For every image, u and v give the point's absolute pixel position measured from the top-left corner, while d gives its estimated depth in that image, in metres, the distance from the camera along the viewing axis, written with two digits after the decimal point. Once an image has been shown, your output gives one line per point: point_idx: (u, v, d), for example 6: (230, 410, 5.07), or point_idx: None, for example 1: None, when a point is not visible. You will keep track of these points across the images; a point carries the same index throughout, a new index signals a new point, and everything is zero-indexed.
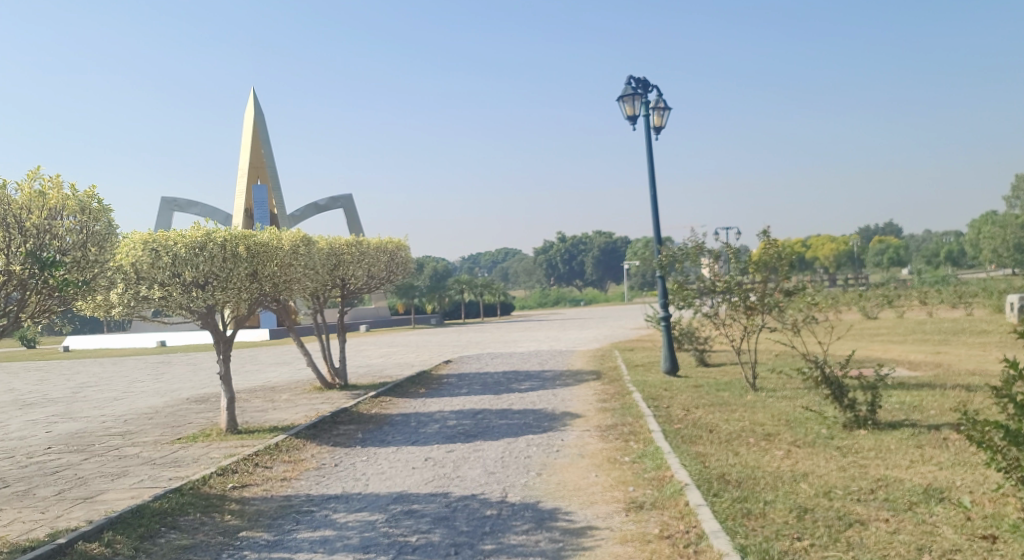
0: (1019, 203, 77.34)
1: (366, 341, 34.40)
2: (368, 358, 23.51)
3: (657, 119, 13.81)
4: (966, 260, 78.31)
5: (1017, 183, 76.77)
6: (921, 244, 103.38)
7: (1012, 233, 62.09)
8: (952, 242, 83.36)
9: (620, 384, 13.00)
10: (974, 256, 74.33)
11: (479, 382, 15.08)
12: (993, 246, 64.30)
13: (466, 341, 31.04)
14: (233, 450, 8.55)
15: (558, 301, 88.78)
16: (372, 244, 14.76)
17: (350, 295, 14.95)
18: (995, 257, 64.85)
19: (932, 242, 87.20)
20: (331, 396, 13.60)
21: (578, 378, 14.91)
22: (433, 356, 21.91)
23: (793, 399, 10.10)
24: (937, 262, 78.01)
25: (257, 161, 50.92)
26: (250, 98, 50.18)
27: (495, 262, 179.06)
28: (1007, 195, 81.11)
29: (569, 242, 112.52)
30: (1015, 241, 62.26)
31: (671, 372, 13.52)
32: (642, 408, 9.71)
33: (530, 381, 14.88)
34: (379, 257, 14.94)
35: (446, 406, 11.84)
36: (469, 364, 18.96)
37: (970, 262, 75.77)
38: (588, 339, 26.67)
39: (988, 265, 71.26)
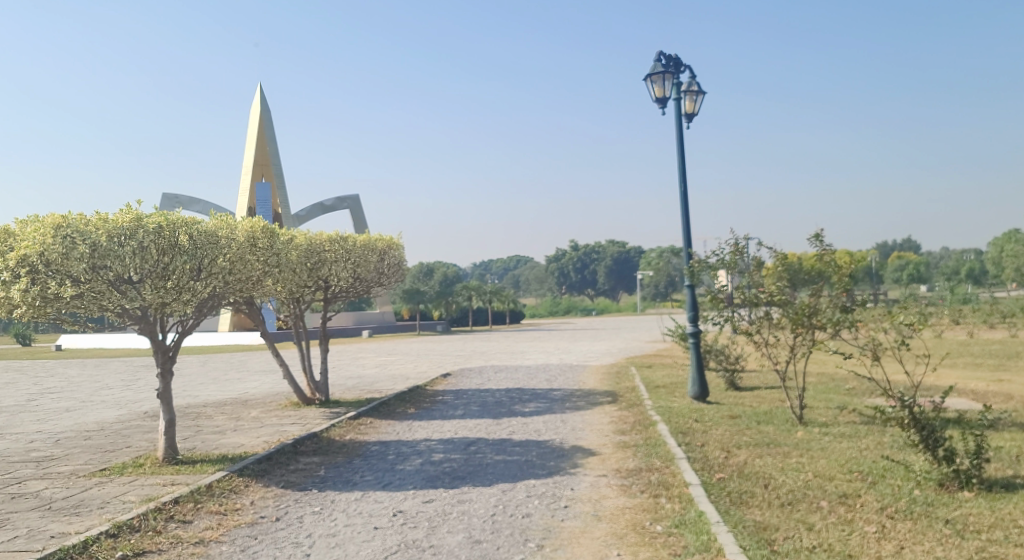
0: None
1: (367, 348, 32.63)
2: (362, 368, 21.73)
3: (688, 104, 12.03)
4: (987, 279, 75.88)
5: None
6: (939, 262, 100.77)
7: None
8: (972, 260, 80.91)
9: (640, 410, 11.15)
10: (994, 275, 71.94)
11: (477, 402, 13.24)
12: (1015, 264, 61.87)
13: (470, 351, 29.16)
14: (154, 492, 6.75)
15: (568, 311, 86.83)
16: (359, 241, 12.98)
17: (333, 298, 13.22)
18: (1018, 277, 62.44)
19: (951, 260, 84.83)
20: (306, 415, 11.79)
21: (590, 399, 13.05)
22: (432, 368, 20.08)
23: (857, 442, 8.21)
24: (957, 279, 75.57)
25: (262, 158, 49.40)
26: (258, 94, 48.90)
27: (506, 269, 177.28)
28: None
29: (582, 250, 110.68)
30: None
31: (700, 398, 11.65)
32: (673, 449, 7.84)
33: (536, 402, 13.04)
34: (367, 257, 13.15)
35: (434, 434, 10.02)
36: (470, 378, 17.09)
37: (990, 281, 73.41)
38: (600, 354, 24.77)
39: (1010, 286, 68.91)
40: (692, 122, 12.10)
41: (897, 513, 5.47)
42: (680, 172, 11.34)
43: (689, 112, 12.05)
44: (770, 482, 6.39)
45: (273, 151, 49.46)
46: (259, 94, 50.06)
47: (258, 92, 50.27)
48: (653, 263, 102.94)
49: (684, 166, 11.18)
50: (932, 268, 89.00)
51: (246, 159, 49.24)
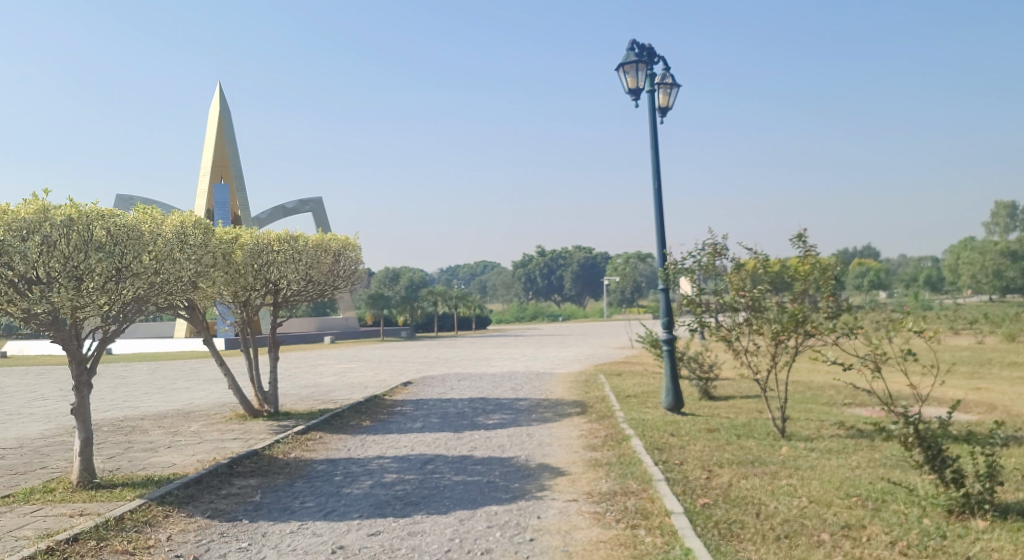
0: (998, 229, 75.91)
1: (327, 355, 31.55)
2: (320, 376, 20.77)
3: (662, 98, 11.37)
4: (945, 285, 76.74)
5: (996, 210, 75.37)
6: (899, 269, 101.85)
7: (991, 259, 60.32)
8: (931, 268, 81.81)
9: (612, 422, 10.41)
10: (952, 282, 72.72)
11: (438, 413, 12.40)
12: (971, 272, 62.40)
13: (434, 358, 28.24)
14: (56, 525, 5.83)
15: (534, 316, 86.15)
16: (310, 241, 12.06)
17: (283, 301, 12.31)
18: (976, 284, 63.05)
19: (910, 268, 85.72)
20: (250, 430, 10.86)
21: (558, 410, 12.27)
22: (392, 376, 19.15)
23: (847, 461, 7.54)
24: (916, 285, 76.24)
25: (221, 158, 47.99)
26: (217, 93, 47.56)
27: (473, 274, 176.28)
28: (987, 221, 79.76)
29: (549, 256, 110.23)
30: (995, 268, 60.41)
31: (674, 408, 10.94)
32: (650, 469, 7.11)
33: (501, 413, 12.25)
34: (319, 257, 12.23)
35: (389, 450, 9.19)
36: (431, 387, 16.22)
37: (948, 288, 74.21)
38: (568, 361, 24.03)
39: (967, 293, 69.64)
40: (666, 116, 11.44)
41: (910, 549, 4.78)
42: (653, 168, 10.70)
43: (662, 106, 11.40)
44: (761, 510, 5.69)
45: (232, 151, 48.09)
46: (218, 92, 48.67)
47: (218, 91, 48.89)
48: (619, 269, 102.76)
49: (658, 162, 10.53)
50: (892, 275, 89.86)
51: (204, 159, 47.77)
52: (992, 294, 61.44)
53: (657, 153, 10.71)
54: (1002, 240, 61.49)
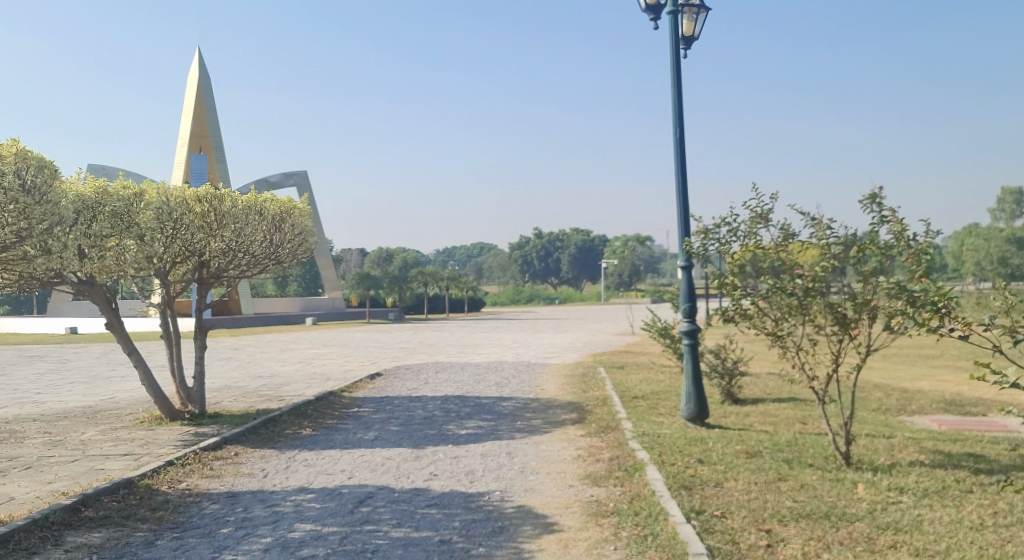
0: (1004, 216, 73.41)
1: (303, 338, 29.19)
2: (283, 364, 18.39)
3: (686, 25, 8.92)
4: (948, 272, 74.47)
5: (1002, 196, 72.85)
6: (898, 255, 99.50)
7: (997, 246, 57.91)
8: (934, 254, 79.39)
9: (619, 436, 8.09)
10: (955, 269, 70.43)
11: (400, 418, 9.99)
12: (976, 259, 60.00)
13: (417, 343, 25.89)
14: None
15: (529, 299, 83.92)
16: (237, 202, 9.55)
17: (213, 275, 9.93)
18: (981, 272, 60.77)
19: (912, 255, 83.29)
20: (154, 440, 8.47)
21: (549, 417, 9.88)
22: (362, 367, 16.77)
23: (965, 517, 5.17)
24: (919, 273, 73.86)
25: (200, 128, 45.51)
26: (196, 58, 45.03)
27: (469, 256, 173.83)
28: (992, 207, 77.37)
29: (546, 237, 107.82)
30: (1000, 254, 58.05)
31: (696, 418, 8.56)
32: (683, 530, 4.74)
33: (477, 420, 9.86)
34: (251, 223, 9.72)
35: (319, 478, 6.79)
36: (401, 381, 13.83)
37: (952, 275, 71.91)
38: (562, 350, 21.64)
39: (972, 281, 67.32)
40: (689, 48, 9.01)
41: None
42: (675, 109, 8.47)
43: (686, 36, 8.96)
44: None
45: (212, 121, 45.60)
46: (197, 58, 46.13)
47: (197, 56, 46.37)
48: (617, 252, 100.41)
49: (681, 101, 8.25)
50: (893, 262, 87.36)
51: (181, 129, 45.29)
52: (996, 283, 59.08)
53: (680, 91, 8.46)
54: (1007, 227, 59.12)
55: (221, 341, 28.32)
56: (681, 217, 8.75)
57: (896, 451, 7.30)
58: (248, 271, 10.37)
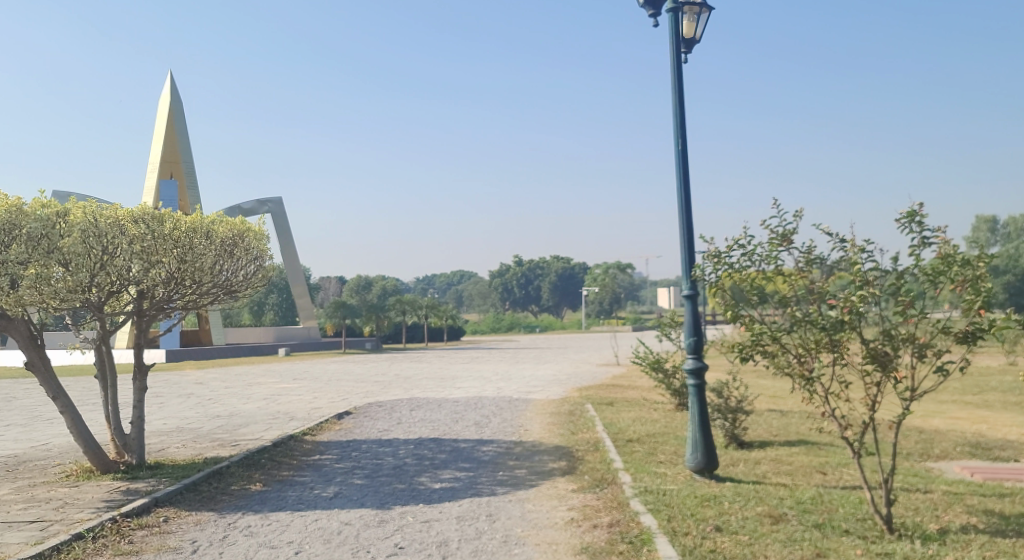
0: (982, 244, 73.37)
1: (273, 370, 27.90)
2: (246, 400, 17.10)
3: (685, 26, 7.96)
4: None
5: (980, 224, 72.92)
6: None
7: None
8: None
9: (618, 491, 6.99)
10: None
11: (366, 469, 8.80)
12: None
13: (392, 375, 24.65)
14: None
15: (510, 327, 82.74)
16: (179, 224, 8.44)
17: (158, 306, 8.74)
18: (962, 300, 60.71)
19: None
20: (75, 501, 7.25)
21: (535, 466, 8.73)
22: (330, 405, 15.55)
23: None
24: None
25: (171, 153, 44.33)
26: (168, 81, 44.01)
27: (449, 284, 172.63)
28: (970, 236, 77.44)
29: (526, 265, 106.96)
30: None
31: (704, 469, 7.47)
32: None
33: (454, 470, 8.69)
34: (196, 247, 8.59)
35: (259, 553, 5.61)
36: (371, 421, 12.65)
37: None
38: (545, 382, 20.53)
39: None
40: (690, 53, 8.08)
41: None
42: (676, 124, 7.80)
43: (686, 37, 8.04)
44: None
45: (183, 146, 44.43)
46: (169, 81, 45.05)
47: (169, 79, 45.30)
48: (598, 279, 99.66)
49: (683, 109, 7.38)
50: None
51: (152, 154, 44.08)
52: None
53: (682, 103, 7.75)
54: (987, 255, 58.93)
55: (187, 374, 26.97)
56: (686, 237, 7.70)
57: (942, 512, 6.25)
58: (197, 300, 9.20)
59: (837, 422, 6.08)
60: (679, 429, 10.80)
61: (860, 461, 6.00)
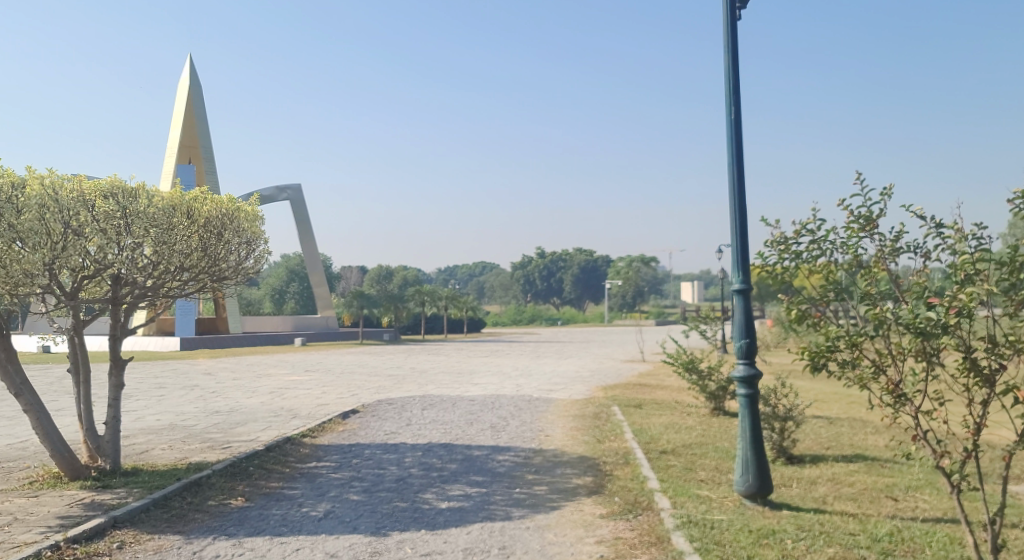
0: None
1: (286, 361, 27.11)
2: (251, 394, 16.20)
3: None
4: None
5: None
6: None
7: None
8: None
9: (657, 520, 5.92)
10: None
11: (365, 481, 7.79)
12: None
13: (408, 369, 23.71)
14: None
15: (531, 320, 81.82)
16: (154, 197, 7.43)
17: (143, 294, 7.76)
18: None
19: None
20: (27, 517, 6.26)
21: (557, 481, 7.68)
22: (337, 401, 14.58)
23: None
24: None
25: (190, 138, 43.69)
26: (188, 65, 43.37)
27: (470, 275, 171.98)
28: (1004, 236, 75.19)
29: (548, 258, 105.94)
30: None
31: (758, 492, 6.37)
32: None
33: (464, 484, 7.65)
34: (176, 223, 7.57)
35: None
36: (379, 421, 11.66)
37: None
38: (566, 379, 19.50)
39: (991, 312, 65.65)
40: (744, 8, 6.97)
41: None
42: (728, 92, 6.75)
43: None
44: None
45: (202, 131, 43.78)
46: (188, 65, 44.38)
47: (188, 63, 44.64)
48: (621, 273, 98.45)
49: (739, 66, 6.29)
50: None
51: (170, 139, 43.47)
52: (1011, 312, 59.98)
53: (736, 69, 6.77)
54: None
55: (197, 363, 26.22)
56: (737, 214, 6.61)
57: None
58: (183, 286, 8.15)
59: (930, 447, 4.95)
60: (718, 439, 9.70)
61: (959, 496, 4.88)
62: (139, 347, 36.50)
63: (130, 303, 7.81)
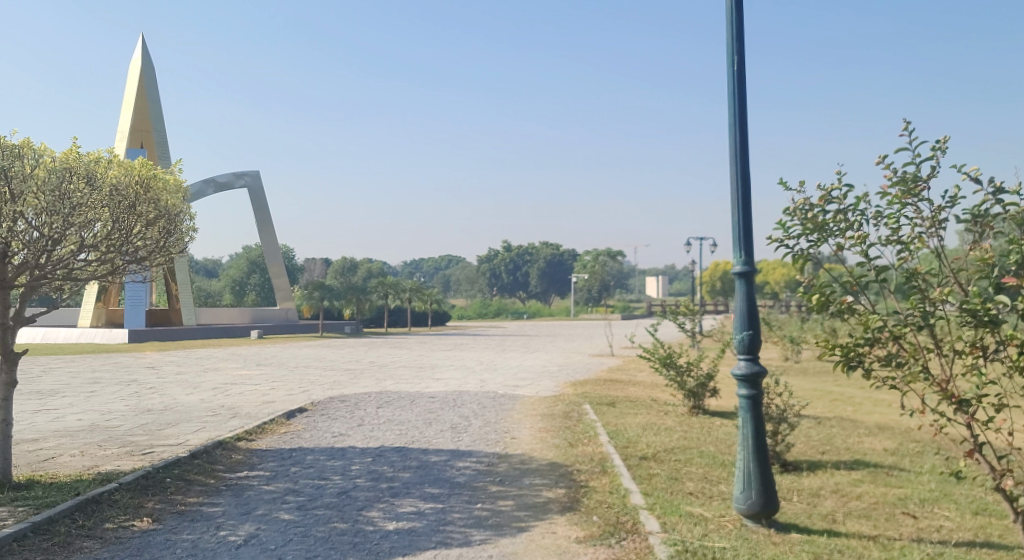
0: None
1: (238, 354, 25.76)
2: (192, 390, 14.93)
3: None
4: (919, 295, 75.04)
5: None
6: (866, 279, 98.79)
7: None
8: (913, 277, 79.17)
9: (647, 549, 4.89)
10: None
11: (302, 496, 6.66)
12: None
13: (367, 363, 22.51)
14: None
15: (497, 313, 80.78)
16: (41, 158, 6.27)
17: (39, 276, 6.53)
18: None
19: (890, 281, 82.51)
20: None
21: (525, 494, 6.63)
22: (285, 398, 13.40)
23: None
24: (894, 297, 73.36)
25: (142, 121, 41.86)
26: (140, 45, 41.57)
27: (436, 268, 170.61)
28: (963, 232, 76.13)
29: (515, 251, 104.95)
30: None
31: (762, 509, 5.42)
32: None
33: (417, 498, 6.57)
34: (71, 186, 6.39)
35: None
36: (327, 422, 10.52)
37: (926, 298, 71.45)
38: (533, 374, 18.53)
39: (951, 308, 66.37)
40: None
41: None
42: (731, 39, 5.74)
43: None
44: None
45: (155, 114, 41.97)
46: (140, 45, 42.49)
47: (141, 43, 42.74)
48: (588, 266, 97.89)
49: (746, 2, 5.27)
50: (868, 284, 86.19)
51: (121, 121, 41.62)
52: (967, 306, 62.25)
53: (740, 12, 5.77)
54: None
55: (142, 356, 24.77)
56: (739, 183, 5.64)
57: None
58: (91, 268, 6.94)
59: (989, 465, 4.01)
60: (705, 443, 8.74)
61: None
62: (85, 339, 34.77)
63: (27, 287, 6.58)
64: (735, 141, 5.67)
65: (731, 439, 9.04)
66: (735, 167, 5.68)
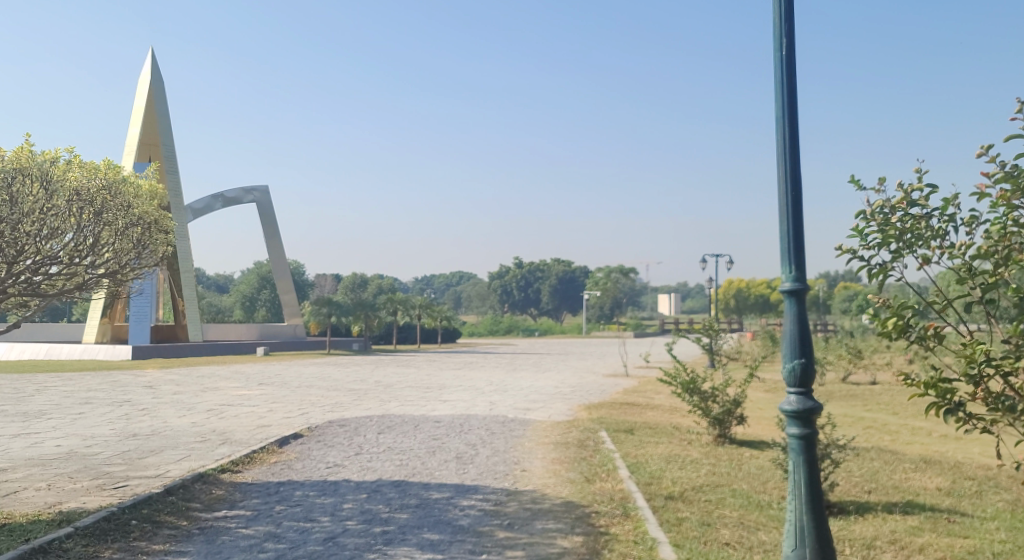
0: None
1: (241, 372, 25.01)
2: (185, 412, 14.14)
3: None
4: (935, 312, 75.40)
5: None
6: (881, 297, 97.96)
7: None
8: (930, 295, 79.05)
9: None
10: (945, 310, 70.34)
11: (283, 543, 5.84)
12: None
13: (372, 383, 21.68)
14: None
15: (508, 331, 79.91)
16: None
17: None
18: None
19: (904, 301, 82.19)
20: None
21: (537, 543, 5.78)
22: (282, 423, 12.60)
23: None
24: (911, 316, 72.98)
25: (150, 135, 41.46)
26: (150, 59, 41.32)
27: (447, 286, 170.13)
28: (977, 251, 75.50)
29: (526, 268, 104.18)
30: None
31: None
32: None
33: (412, 548, 5.74)
34: (23, 188, 5.80)
35: None
36: (322, 451, 9.71)
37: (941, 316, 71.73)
38: (545, 396, 17.66)
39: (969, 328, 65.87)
40: None
41: None
42: (777, 21, 4.97)
43: None
44: None
45: (163, 128, 41.59)
46: (150, 59, 42.19)
47: (150, 57, 42.45)
48: (600, 283, 97.14)
49: None
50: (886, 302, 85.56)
51: (129, 135, 41.25)
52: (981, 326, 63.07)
53: None
54: None
55: (142, 374, 24.05)
56: (788, 182, 4.85)
57: None
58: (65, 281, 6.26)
59: None
60: (737, 479, 7.87)
61: None
62: (88, 355, 34.13)
63: None
64: (782, 135, 4.88)
65: (765, 474, 8.16)
66: (781, 164, 4.89)
